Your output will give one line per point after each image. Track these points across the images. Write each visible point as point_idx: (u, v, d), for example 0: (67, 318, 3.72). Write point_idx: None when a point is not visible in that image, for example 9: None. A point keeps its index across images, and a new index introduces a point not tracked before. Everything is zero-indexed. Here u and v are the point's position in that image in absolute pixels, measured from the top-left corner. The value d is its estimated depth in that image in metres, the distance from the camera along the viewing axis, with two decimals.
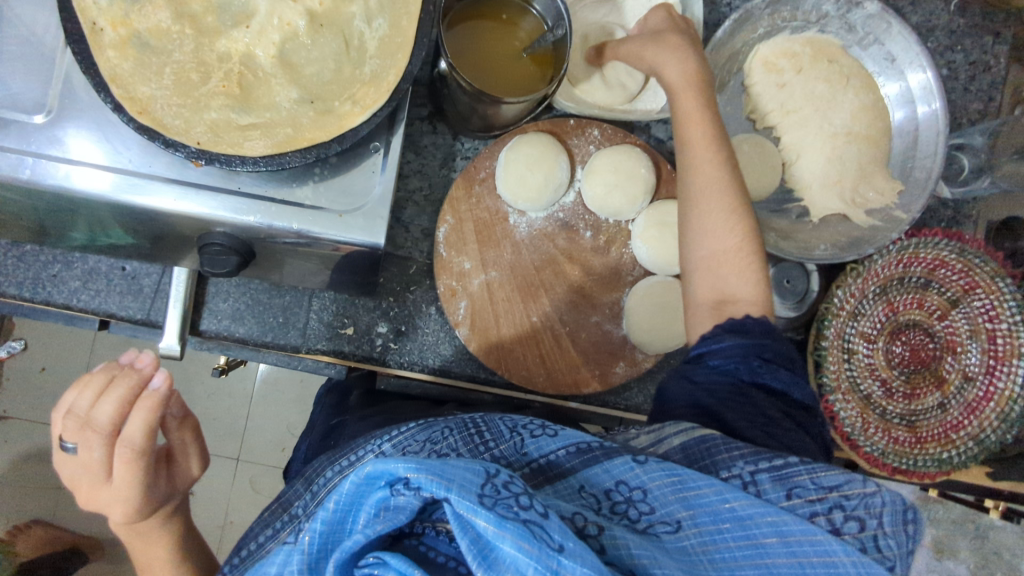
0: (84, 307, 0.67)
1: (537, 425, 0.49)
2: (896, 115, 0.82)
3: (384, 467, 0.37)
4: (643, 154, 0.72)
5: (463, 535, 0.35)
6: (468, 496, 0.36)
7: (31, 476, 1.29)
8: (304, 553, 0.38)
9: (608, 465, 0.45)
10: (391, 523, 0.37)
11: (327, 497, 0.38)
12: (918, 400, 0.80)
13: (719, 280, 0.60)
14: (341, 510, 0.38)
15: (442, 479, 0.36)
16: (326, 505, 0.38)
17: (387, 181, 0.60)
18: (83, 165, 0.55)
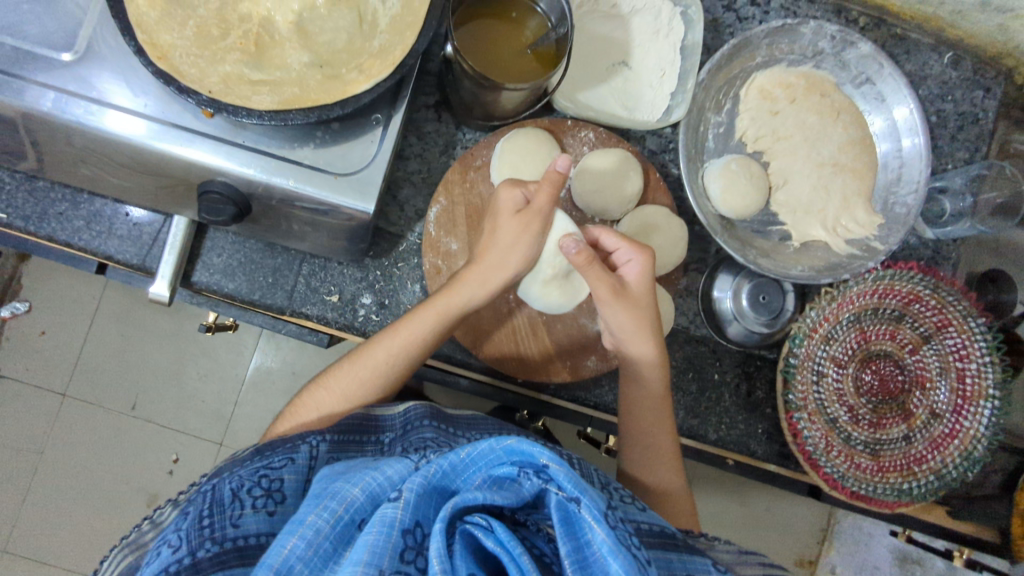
0: (84, 247, 0.70)
1: (627, 495, 0.57)
2: (881, 147, 0.85)
3: (531, 451, 0.50)
4: (634, 159, 0.76)
5: (567, 541, 0.46)
6: (597, 507, 0.46)
7: (16, 437, 1.32)
8: (423, 478, 0.49)
9: (690, 559, 0.53)
10: (507, 497, 0.48)
11: (465, 446, 0.51)
12: (883, 430, 0.81)
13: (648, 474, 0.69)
14: (469, 461, 0.51)
15: (579, 485, 0.47)
16: (462, 451, 0.51)
17: (382, 153, 0.63)
18: (115, 107, 0.59)
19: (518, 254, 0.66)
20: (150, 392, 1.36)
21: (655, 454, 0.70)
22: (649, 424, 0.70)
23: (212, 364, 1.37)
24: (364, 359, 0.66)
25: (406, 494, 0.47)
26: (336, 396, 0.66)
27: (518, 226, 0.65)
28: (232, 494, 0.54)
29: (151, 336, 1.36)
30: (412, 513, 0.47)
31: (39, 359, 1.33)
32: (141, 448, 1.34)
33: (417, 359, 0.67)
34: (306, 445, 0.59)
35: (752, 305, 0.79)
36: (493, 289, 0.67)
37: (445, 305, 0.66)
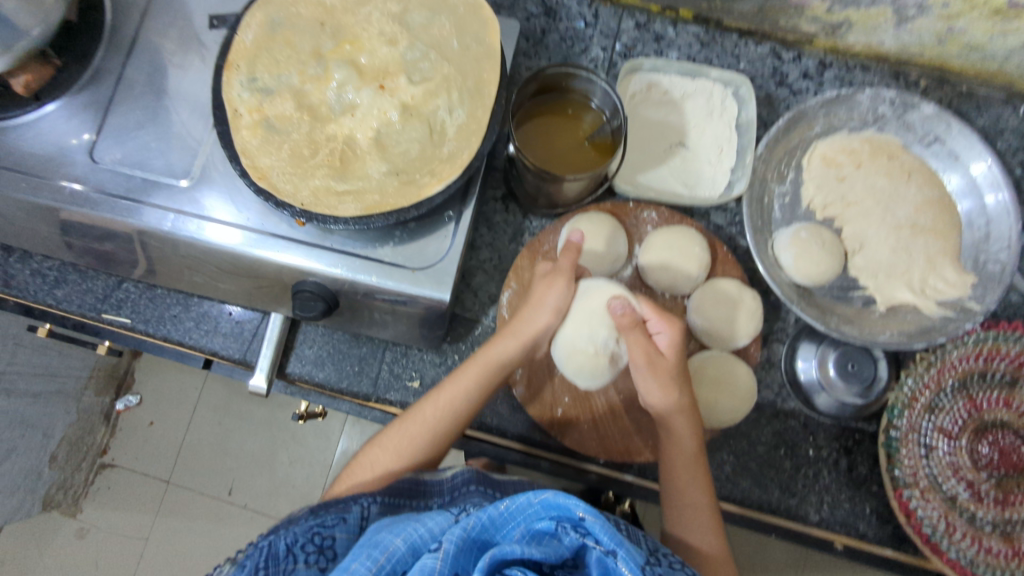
0: (194, 344, 0.78)
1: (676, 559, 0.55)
2: (962, 205, 0.82)
3: (568, 504, 0.51)
4: (699, 234, 0.77)
5: None
6: (634, 560, 0.48)
7: (125, 526, 1.41)
8: (463, 530, 0.51)
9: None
10: (546, 552, 0.50)
11: (504, 499, 0.53)
12: (1012, 509, 0.73)
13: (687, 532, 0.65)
14: (509, 514, 0.53)
15: (617, 538, 0.49)
16: (500, 505, 0.53)
17: (455, 246, 0.68)
18: (215, 221, 0.67)
19: (546, 310, 0.71)
20: (243, 478, 1.43)
21: (695, 512, 0.66)
22: (688, 484, 0.66)
23: (302, 452, 1.43)
24: (412, 419, 0.68)
25: (445, 547, 0.49)
26: (389, 454, 0.67)
27: (544, 284, 0.72)
28: (286, 548, 0.54)
29: (246, 428, 1.44)
30: (450, 564, 0.49)
31: (146, 449, 1.44)
32: (237, 537, 1.40)
33: (462, 416, 0.68)
34: (357, 505, 0.59)
35: (842, 375, 0.75)
36: (529, 341, 0.70)
37: (486, 355, 0.68)
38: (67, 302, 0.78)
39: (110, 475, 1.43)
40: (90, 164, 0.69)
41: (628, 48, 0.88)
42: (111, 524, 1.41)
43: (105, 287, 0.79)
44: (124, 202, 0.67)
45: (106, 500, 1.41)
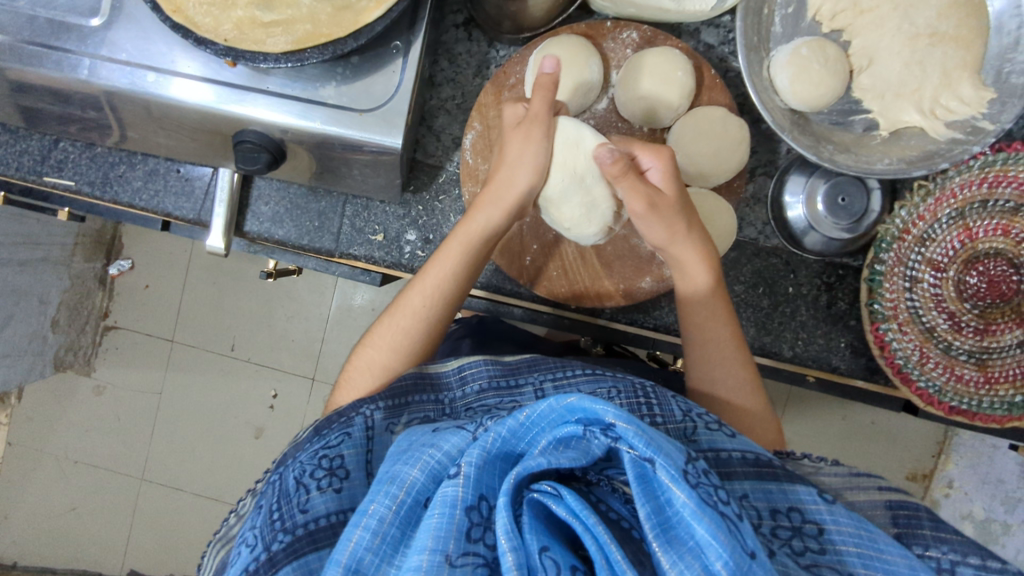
0: (146, 206, 0.74)
1: (714, 421, 0.53)
2: (995, 4, 0.70)
3: (595, 408, 0.44)
4: (684, 56, 0.68)
5: (645, 503, 0.41)
6: (673, 466, 0.41)
7: (138, 382, 1.49)
8: (483, 450, 0.45)
9: (790, 489, 0.49)
10: (574, 459, 0.44)
11: (522, 409, 0.46)
12: (992, 338, 0.71)
13: (716, 369, 0.65)
14: (531, 424, 0.46)
15: (653, 443, 0.41)
16: (519, 416, 0.46)
17: (405, 82, 0.61)
18: (177, 74, 0.60)
19: (526, 167, 0.64)
20: (245, 335, 1.46)
21: (720, 361, 0.65)
22: (708, 325, 0.65)
23: (299, 305, 1.45)
24: (402, 311, 0.65)
25: (463, 473, 0.44)
26: (387, 350, 0.64)
27: (520, 136, 0.64)
28: (296, 481, 0.52)
29: (240, 284, 1.45)
30: (474, 488, 0.44)
31: (146, 311, 1.47)
32: (245, 386, 1.47)
33: (453, 295, 0.65)
34: (360, 416, 0.56)
35: (829, 209, 0.71)
36: (511, 206, 0.64)
37: (467, 229, 0.65)
38: (4, 165, 0.74)
39: (114, 336, 1.49)
40: None
41: None
42: (127, 378, 1.49)
43: (41, 146, 0.74)
44: (32, 49, 0.59)
45: (119, 357, 1.49)
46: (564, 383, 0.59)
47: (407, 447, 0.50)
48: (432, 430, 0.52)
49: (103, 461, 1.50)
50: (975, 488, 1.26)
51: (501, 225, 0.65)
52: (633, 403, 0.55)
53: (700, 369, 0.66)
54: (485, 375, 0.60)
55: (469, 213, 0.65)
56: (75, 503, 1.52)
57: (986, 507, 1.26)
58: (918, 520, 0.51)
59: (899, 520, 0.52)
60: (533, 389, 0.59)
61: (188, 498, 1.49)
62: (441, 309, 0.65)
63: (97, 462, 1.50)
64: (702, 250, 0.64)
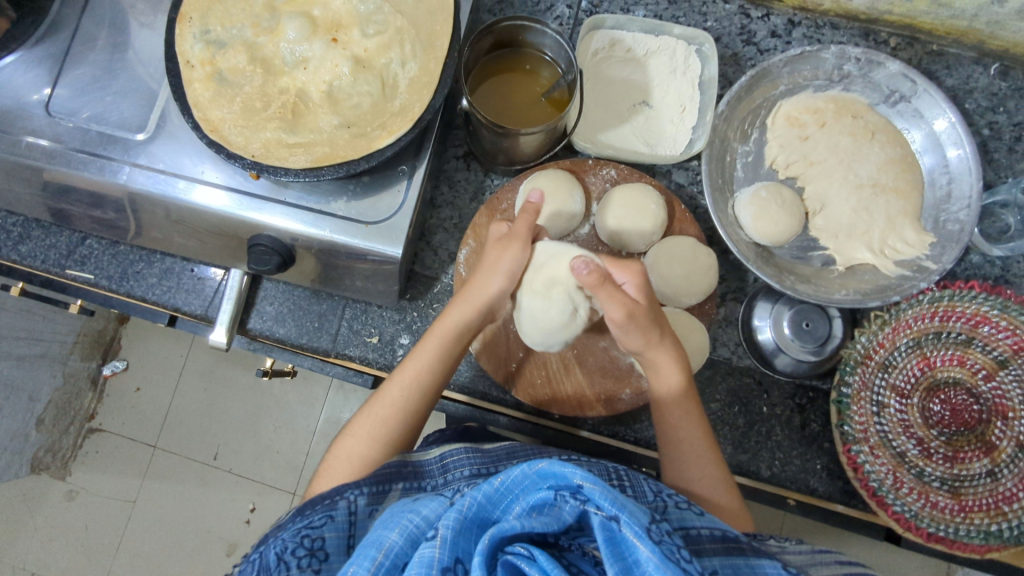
0: (157, 301, 0.79)
1: (683, 501, 0.55)
2: (924, 161, 0.81)
3: (564, 472, 0.46)
4: (656, 191, 0.77)
5: (613, 563, 0.42)
6: (638, 524, 0.42)
7: (112, 488, 1.45)
8: (459, 514, 0.46)
9: (757, 563, 0.49)
10: (547, 523, 0.45)
11: (497, 474, 0.48)
12: (961, 465, 0.73)
13: (694, 462, 0.67)
14: (504, 490, 0.48)
15: (618, 502, 0.43)
16: (494, 480, 0.48)
17: (409, 200, 0.69)
18: (205, 183, 0.68)
19: (500, 274, 0.69)
20: (229, 445, 1.45)
21: (697, 457, 0.67)
22: (682, 418, 0.68)
23: (287, 416, 1.46)
24: (378, 402, 0.67)
25: (440, 536, 0.45)
26: (364, 441, 0.65)
27: (499, 247, 0.70)
28: (277, 557, 0.52)
29: (231, 391, 1.47)
30: (450, 550, 0.45)
31: (134, 414, 1.47)
32: (223, 498, 1.43)
33: (429, 388, 0.68)
34: (344, 500, 0.56)
35: (795, 333, 0.76)
36: (481, 306, 0.69)
37: (444, 323, 0.68)
38: (30, 257, 0.80)
39: (97, 440, 1.47)
40: (48, 118, 0.69)
41: (594, 5, 0.86)
42: (102, 483, 1.45)
43: (69, 243, 0.80)
44: (81, 156, 0.68)
45: (98, 462, 1.46)
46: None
47: (388, 517, 0.50)
48: (412, 499, 0.53)
49: (60, 574, 1.42)
50: None
51: (474, 322, 0.69)
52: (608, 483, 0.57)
53: (680, 464, 0.68)
54: (466, 466, 0.63)
55: (444, 310, 0.69)
56: None
57: None
58: None
59: None
60: None
61: None
62: (418, 403, 0.67)
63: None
64: (677, 357, 0.68)
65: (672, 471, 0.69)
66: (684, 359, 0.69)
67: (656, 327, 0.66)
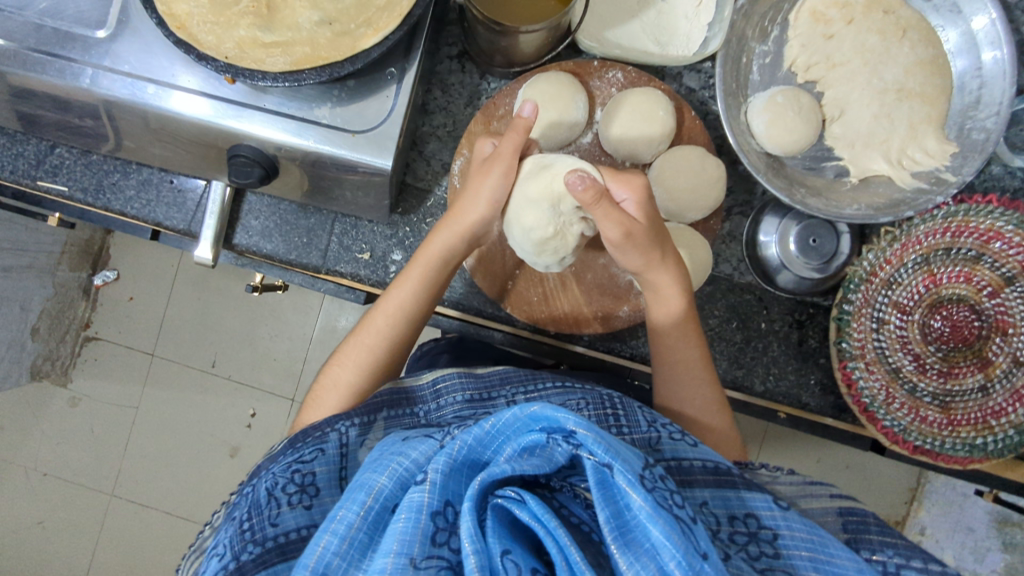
0: (137, 215, 0.75)
1: (677, 429, 0.55)
2: (957, 64, 0.75)
3: (557, 417, 0.45)
4: (664, 97, 0.71)
5: (605, 508, 0.42)
6: (631, 472, 0.42)
7: (114, 394, 1.47)
8: (449, 458, 0.46)
9: (748, 496, 0.50)
10: (538, 466, 0.45)
11: (488, 418, 0.47)
12: (955, 380, 0.73)
13: (685, 387, 0.68)
14: (496, 432, 0.47)
15: (612, 449, 0.43)
16: (485, 424, 0.47)
17: (398, 107, 0.63)
18: (178, 88, 0.62)
19: (483, 200, 0.66)
20: (227, 352, 1.46)
21: (692, 381, 0.67)
22: (678, 342, 0.67)
23: (284, 324, 1.46)
24: (363, 333, 0.67)
25: (429, 480, 0.45)
26: (350, 369, 0.66)
27: (482, 173, 0.67)
28: (268, 493, 0.52)
29: (226, 300, 1.46)
30: (440, 493, 0.45)
31: (130, 323, 1.47)
32: (223, 404, 1.46)
33: (414, 319, 0.68)
34: (334, 432, 0.57)
35: (801, 249, 0.73)
36: (465, 233, 0.67)
37: (426, 253, 0.67)
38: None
39: (94, 347, 1.48)
40: None
41: None
42: (104, 389, 1.48)
43: (37, 152, 0.75)
44: (37, 56, 0.61)
45: (98, 369, 1.47)
46: (534, 395, 0.62)
47: (378, 457, 0.51)
48: (402, 439, 0.53)
49: (71, 474, 1.47)
50: (946, 537, 1.30)
51: (461, 250, 0.68)
52: (600, 414, 0.57)
53: (669, 388, 0.69)
54: (460, 390, 0.63)
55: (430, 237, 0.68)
56: (39, 517, 1.47)
57: (957, 555, 1.30)
58: (865, 527, 0.54)
59: (849, 526, 0.54)
60: (506, 400, 0.62)
61: (158, 515, 1.46)
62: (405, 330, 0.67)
63: (65, 475, 1.47)
64: (677, 277, 0.66)
65: (664, 392, 0.69)
66: (686, 283, 0.67)
67: (657, 247, 0.64)
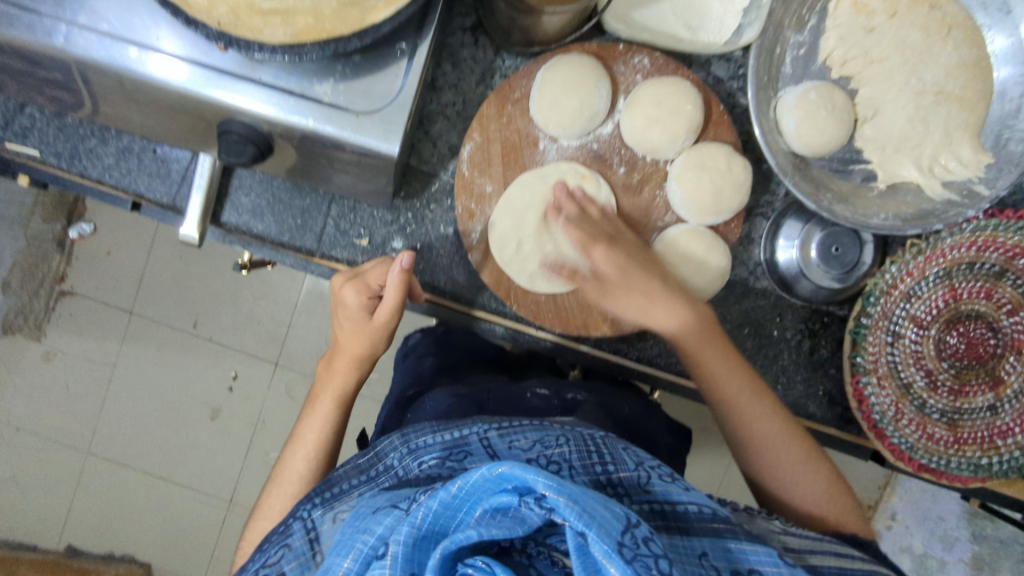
0: (116, 185, 0.70)
1: (666, 472, 0.53)
2: (1000, 73, 0.70)
3: (527, 477, 0.42)
4: (693, 89, 0.67)
5: (587, 574, 0.40)
6: (607, 541, 0.39)
7: (90, 352, 1.42)
8: (412, 527, 0.43)
9: (746, 549, 0.49)
10: (510, 529, 0.43)
11: (454, 481, 0.43)
12: (965, 399, 0.72)
13: (777, 468, 0.65)
14: (463, 495, 0.44)
15: (586, 515, 0.40)
16: (451, 488, 0.43)
17: (407, 87, 0.58)
18: (161, 52, 0.56)
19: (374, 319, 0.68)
20: (209, 314, 1.41)
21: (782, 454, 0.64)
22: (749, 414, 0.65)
23: (269, 289, 1.41)
24: (316, 410, 0.72)
25: (392, 554, 0.42)
26: (304, 457, 0.69)
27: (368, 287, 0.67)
28: None
29: (209, 261, 1.40)
30: (404, 568, 0.42)
31: (106, 280, 1.41)
32: (204, 367, 1.42)
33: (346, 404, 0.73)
34: (297, 522, 0.55)
35: (822, 258, 0.71)
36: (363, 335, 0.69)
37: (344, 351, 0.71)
38: None
39: (69, 303, 1.41)
40: None
41: None
42: (80, 346, 1.42)
43: (4, 109, 0.68)
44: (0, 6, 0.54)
45: (73, 326, 1.42)
46: (510, 432, 0.55)
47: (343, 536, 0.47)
48: (375, 506, 0.50)
49: (46, 430, 1.43)
50: (915, 523, 1.33)
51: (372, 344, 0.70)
52: (584, 451, 0.53)
53: (776, 474, 0.65)
54: (431, 432, 0.57)
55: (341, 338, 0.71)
56: (13, 472, 1.44)
57: (923, 542, 1.33)
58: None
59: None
60: (479, 438, 0.55)
61: (136, 475, 1.44)
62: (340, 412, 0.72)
63: (39, 431, 1.43)
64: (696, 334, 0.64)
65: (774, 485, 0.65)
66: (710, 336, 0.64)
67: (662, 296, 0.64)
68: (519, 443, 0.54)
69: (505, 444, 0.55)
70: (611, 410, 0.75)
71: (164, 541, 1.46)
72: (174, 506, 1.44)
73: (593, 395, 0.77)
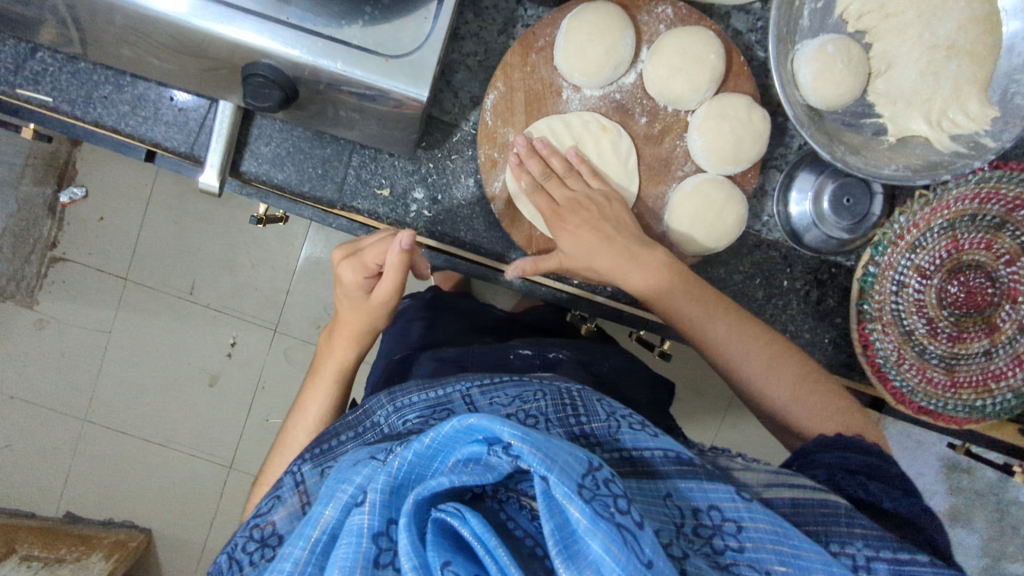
0: (132, 133, 0.68)
1: (637, 421, 0.52)
2: (1010, 26, 0.70)
3: (493, 427, 0.41)
4: (716, 39, 0.67)
5: (550, 518, 0.39)
6: (568, 483, 0.39)
7: (85, 318, 1.40)
8: (388, 476, 0.42)
9: (710, 488, 0.48)
10: (478, 478, 0.40)
11: (427, 431, 0.42)
12: (962, 345, 0.74)
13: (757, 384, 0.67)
14: (436, 446, 0.43)
15: (548, 460, 0.39)
16: (424, 438, 0.42)
17: (437, 32, 0.57)
18: None
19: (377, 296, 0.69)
20: (206, 279, 1.40)
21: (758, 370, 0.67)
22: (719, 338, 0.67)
23: (267, 254, 1.39)
24: (316, 386, 0.74)
25: (369, 502, 0.41)
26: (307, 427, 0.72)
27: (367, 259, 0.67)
28: (229, 557, 0.51)
29: (206, 225, 1.39)
30: (382, 513, 0.41)
31: (99, 246, 1.38)
32: (202, 332, 1.41)
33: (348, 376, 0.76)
34: (287, 476, 0.55)
35: (834, 209, 0.72)
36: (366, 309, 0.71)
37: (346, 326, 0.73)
38: None
39: (62, 269, 1.38)
40: None
41: None
42: (73, 313, 1.40)
43: (15, 54, 0.66)
44: None
45: (66, 292, 1.39)
46: (492, 388, 0.55)
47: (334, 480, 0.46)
48: (357, 461, 0.48)
49: (41, 398, 1.41)
50: None
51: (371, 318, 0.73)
52: (559, 404, 0.53)
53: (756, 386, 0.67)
54: (415, 391, 0.57)
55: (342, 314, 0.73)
56: (8, 441, 1.42)
57: None
58: (834, 517, 0.51)
59: (818, 519, 0.51)
60: (462, 397, 0.55)
61: (134, 441, 1.43)
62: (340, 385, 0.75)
63: (34, 399, 1.41)
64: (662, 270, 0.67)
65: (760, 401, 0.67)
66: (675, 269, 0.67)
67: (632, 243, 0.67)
68: (499, 399, 0.54)
69: (486, 399, 0.55)
70: (589, 366, 0.78)
71: (162, 506, 1.46)
72: (172, 471, 1.44)
73: (573, 352, 0.80)
